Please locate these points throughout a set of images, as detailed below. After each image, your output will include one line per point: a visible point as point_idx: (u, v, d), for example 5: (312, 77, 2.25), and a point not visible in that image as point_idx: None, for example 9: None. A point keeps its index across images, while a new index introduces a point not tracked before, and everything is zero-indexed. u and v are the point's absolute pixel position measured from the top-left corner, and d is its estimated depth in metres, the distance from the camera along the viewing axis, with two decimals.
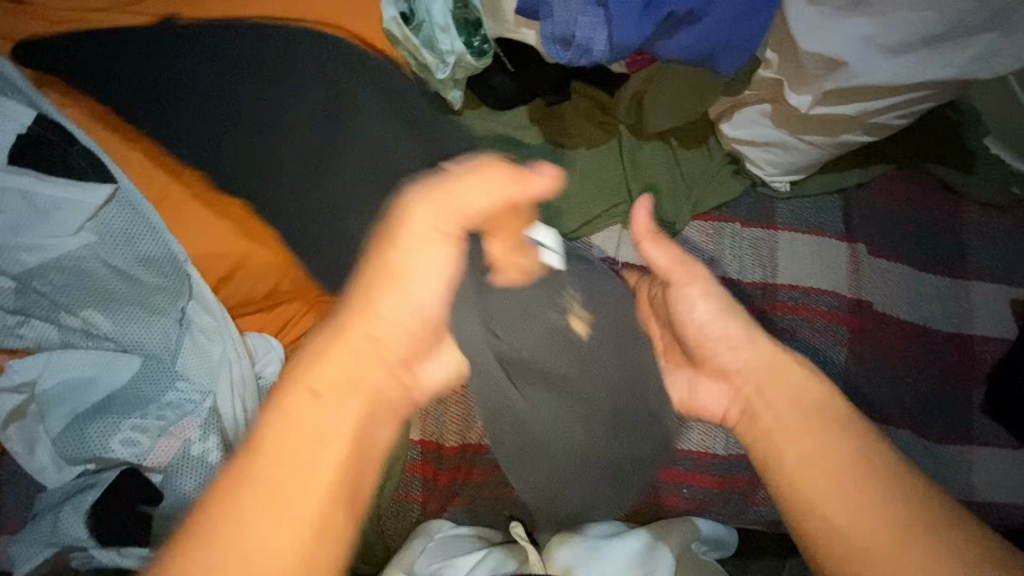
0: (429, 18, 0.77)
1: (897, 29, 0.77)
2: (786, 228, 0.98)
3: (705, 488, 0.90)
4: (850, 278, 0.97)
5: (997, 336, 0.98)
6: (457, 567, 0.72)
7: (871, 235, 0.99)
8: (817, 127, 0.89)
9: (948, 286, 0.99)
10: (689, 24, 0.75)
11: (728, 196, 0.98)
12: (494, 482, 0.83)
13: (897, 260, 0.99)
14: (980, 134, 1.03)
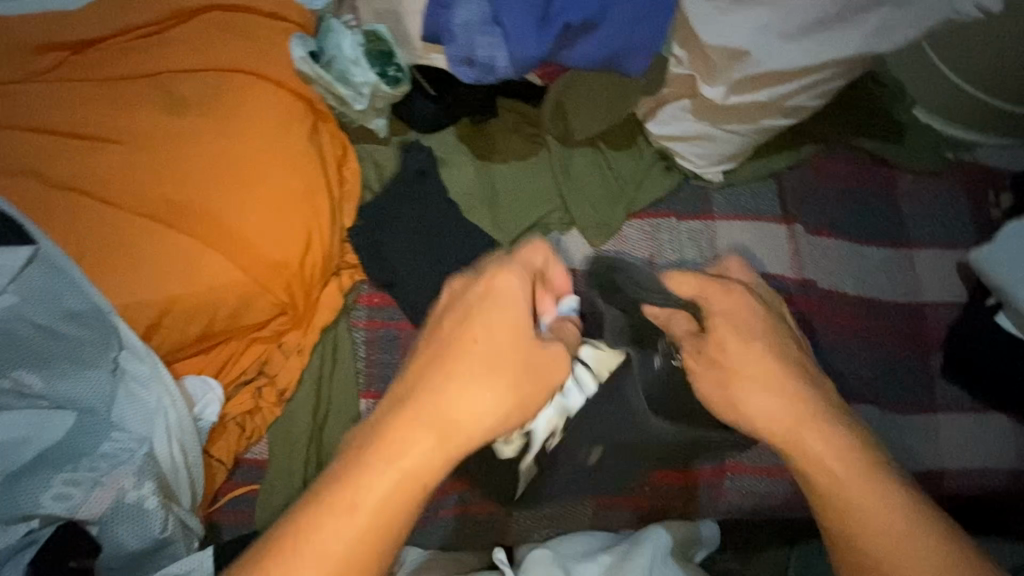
0: (338, 54, 0.79)
1: (792, 14, 0.79)
2: (723, 218, 1.00)
3: (665, 485, 0.91)
4: (792, 260, 0.98)
5: (946, 301, 0.99)
6: None
7: (808, 215, 1.00)
8: (736, 116, 0.91)
9: (892, 258, 1.00)
10: (589, 32, 0.77)
11: (662, 193, 0.99)
12: (450, 501, 0.85)
13: (837, 236, 1.00)
14: (906, 105, 1.05)
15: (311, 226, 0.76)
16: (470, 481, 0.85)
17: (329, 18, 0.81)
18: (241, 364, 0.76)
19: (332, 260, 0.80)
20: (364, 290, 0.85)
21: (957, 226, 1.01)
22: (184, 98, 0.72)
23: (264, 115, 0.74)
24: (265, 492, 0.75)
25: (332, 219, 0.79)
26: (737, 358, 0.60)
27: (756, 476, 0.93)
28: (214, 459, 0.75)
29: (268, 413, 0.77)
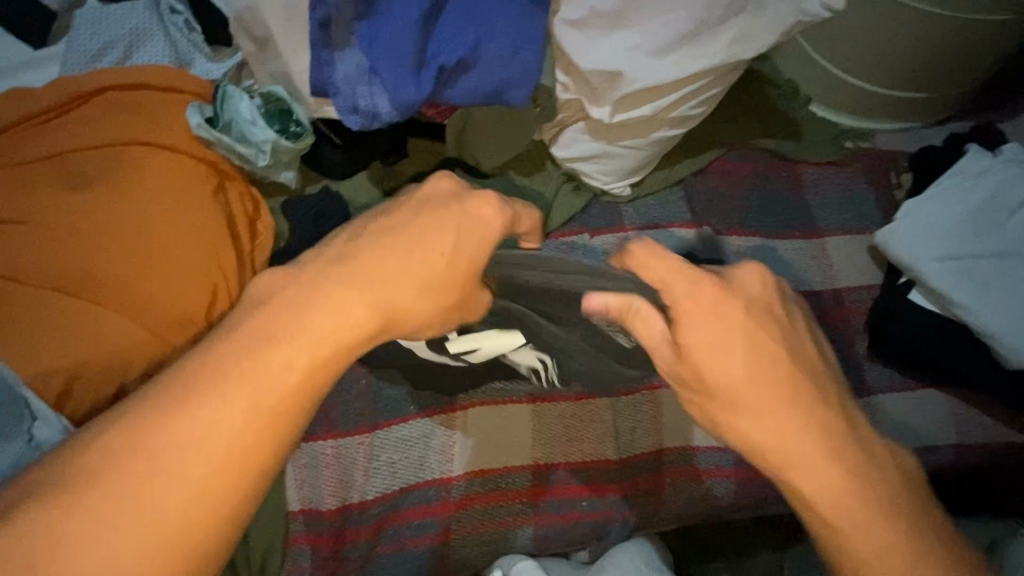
0: (236, 117, 0.84)
1: (656, 33, 0.84)
2: (636, 228, 1.03)
3: (604, 498, 0.92)
4: (706, 260, 1.01)
5: (864, 284, 1.01)
6: None
7: (717, 217, 1.04)
8: (628, 132, 0.95)
9: (804, 249, 1.03)
10: (465, 71, 0.82)
11: (573, 211, 1.03)
12: (386, 537, 0.84)
13: (748, 234, 1.03)
14: (803, 102, 1.09)
15: (217, 282, 0.79)
16: (404, 514, 0.85)
17: (224, 85, 0.85)
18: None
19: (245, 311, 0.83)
20: None
21: (863, 210, 1.05)
22: (88, 173, 0.77)
23: (166, 181, 0.79)
24: None
25: (240, 271, 0.83)
26: (760, 368, 0.51)
27: (695, 478, 0.94)
28: None
29: None
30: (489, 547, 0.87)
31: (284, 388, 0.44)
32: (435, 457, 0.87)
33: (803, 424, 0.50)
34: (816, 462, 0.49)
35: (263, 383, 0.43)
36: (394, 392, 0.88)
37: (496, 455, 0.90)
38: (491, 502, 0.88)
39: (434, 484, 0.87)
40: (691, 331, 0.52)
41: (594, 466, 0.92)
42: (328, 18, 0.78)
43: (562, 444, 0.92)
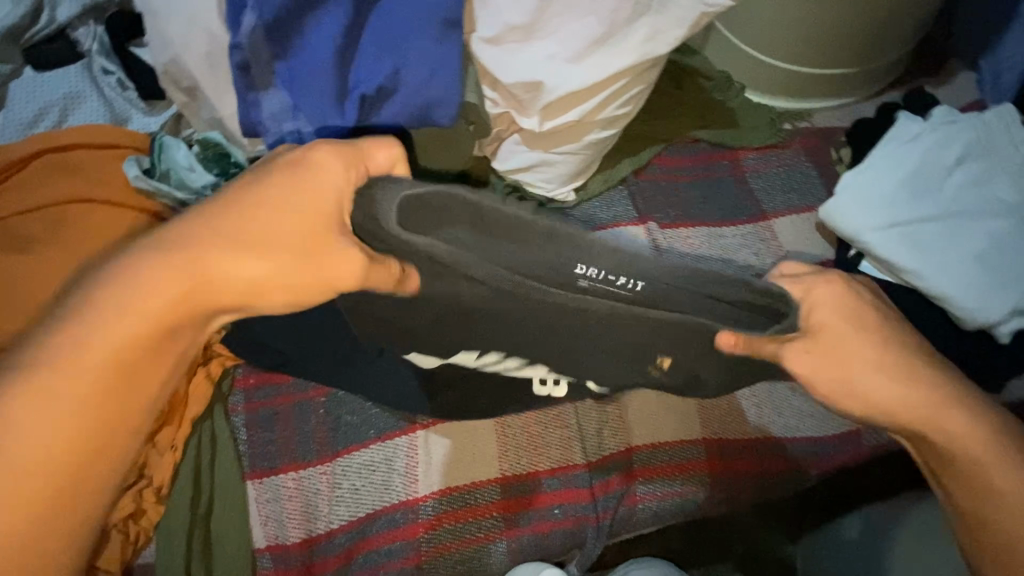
0: (174, 166, 0.87)
1: (570, 40, 0.86)
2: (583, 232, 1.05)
3: (577, 504, 0.90)
4: None
5: (817, 261, 1.01)
6: None
7: (661, 211, 1.05)
8: (560, 138, 0.97)
9: (753, 235, 1.03)
10: (387, 97, 0.85)
11: None
12: (356, 565, 0.83)
13: (693, 225, 1.04)
14: (736, 89, 1.10)
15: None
16: (373, 540, 0.84)
17: (160, 136, 0.88)
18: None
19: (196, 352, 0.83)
20: (239, 372, 0.88)
21: (808, 189, 1.06)
22: (30, 236, 0.80)
23: (107, 235, 0.82)
24: None
25: None
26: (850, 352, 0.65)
27: (668, 475, 0.92)
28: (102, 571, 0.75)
29: (152, 515, 0.78)
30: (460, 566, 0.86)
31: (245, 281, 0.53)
32: (399, 478, 0.87)
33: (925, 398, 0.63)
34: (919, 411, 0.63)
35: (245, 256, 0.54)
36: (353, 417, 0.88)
37: (461, 472, 0.89)
38: (460, 519, 0.87)
39: (401, 506, 0.86)
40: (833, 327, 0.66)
41: (563, 472, 0.91)
42: (247, 62, 0.81)
43: (528, 453, 0.91)
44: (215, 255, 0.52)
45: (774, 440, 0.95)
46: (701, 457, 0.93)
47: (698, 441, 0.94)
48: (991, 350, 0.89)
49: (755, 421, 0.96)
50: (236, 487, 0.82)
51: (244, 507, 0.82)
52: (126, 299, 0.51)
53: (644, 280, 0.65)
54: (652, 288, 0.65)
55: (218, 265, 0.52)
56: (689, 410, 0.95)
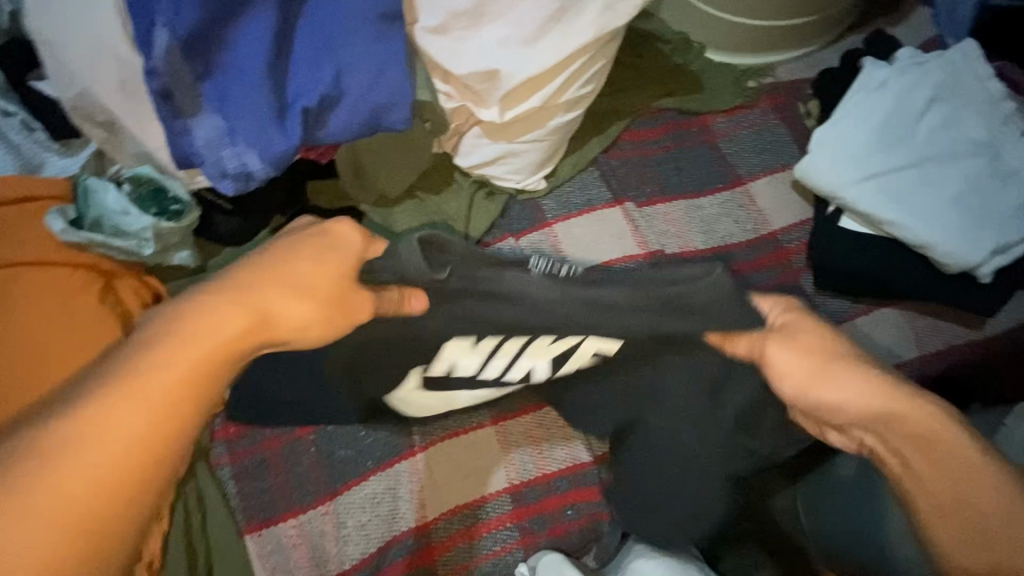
0: (106, 212, 0.80)
1: (522, 21, 0.79)
2: (559, 220, 1.01)
3: (588, 502, 0.88)
4: (634, 235, 0.99)
5: (797, 222, 1.00)
6: None
7: (636, 189, 1.02)
8: (524, 126, 0.91)
9: (732, 204, 1.01)
10: (333, 107, 0.77)
11: (491, 219, 0.99)
12: None
13: (670, 199, 1.01)
14: (696, 52, 1.05)
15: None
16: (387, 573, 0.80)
17: (84, 180, 0.80)
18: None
19: None
20: (217, 424, 0.82)
21: (778, 148, 1.04)
22: None
23: (44, 300, 0.74)
24: None
25: None
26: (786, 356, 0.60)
27: None
28: None
29: None
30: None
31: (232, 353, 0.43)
32: (406, 506, 0.83)
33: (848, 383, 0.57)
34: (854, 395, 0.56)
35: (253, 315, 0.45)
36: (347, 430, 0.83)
37: (468, 489, 0.86)
38: (475, 535, 0.85)
39: (412, 533, 0.83)
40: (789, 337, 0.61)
41: (571, 472, 0.89)
42: (168, 87, 0.72)
43: (534, 456, 0.89)
44: (230, 318, 0.43)
45: None
46: None
47: None
48: (972, 289, 0.91)
49: None
50: (235, 545, 0.77)
51: (247, 566, 0.77)
52: (165, 342, 0.41)
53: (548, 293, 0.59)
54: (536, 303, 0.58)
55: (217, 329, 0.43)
56: None
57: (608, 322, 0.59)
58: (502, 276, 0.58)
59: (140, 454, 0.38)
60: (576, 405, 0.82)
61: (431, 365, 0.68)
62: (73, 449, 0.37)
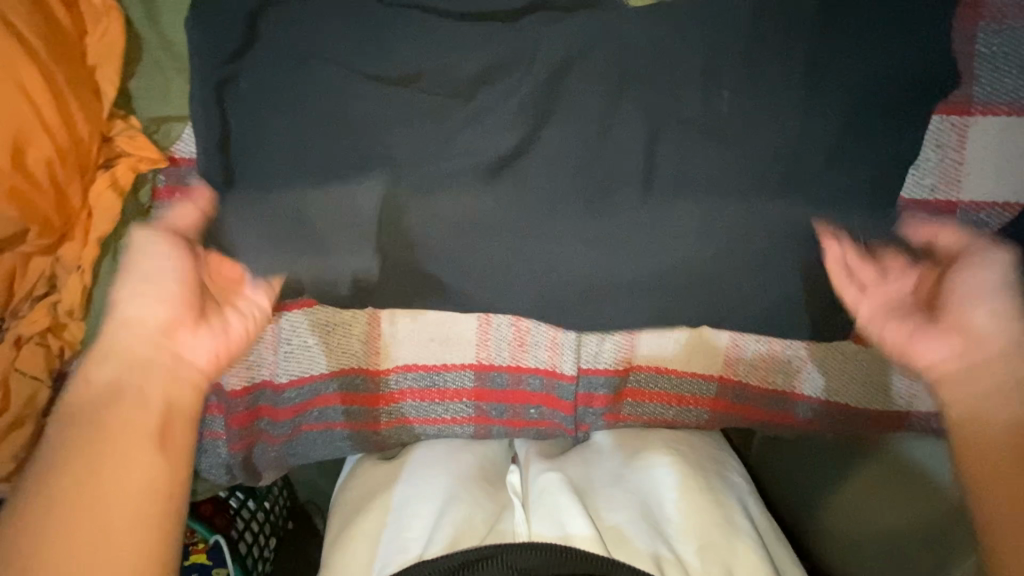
0: None
1: None
2: (679, 62, 0.66)
3: (554, 411, 0.80)
4: (768, 132, 0.66)
5: (998, 201, 0.68)
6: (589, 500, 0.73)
7: (812, 58, 0.64)
8: None
9: (926, 144, 0.67)
10: None
11: (584, 20, 0.65)
12: (311, 418, 0.78)
13: (852, 96, 0.65)
14: None
15: (45, 102, 0.56)
16: (329, 399, 0.78)
17: None
18: (29, 279, 0.63)
19: (87, 135, 0.60)
20: (161, 181, 0.67)
21: None
22: None
23: None
24: (89, 408, 0.68)
25: (71, 91, 0.58)
26: (982, 326, 0.60)
27: (663, 401, 0.81)
28: (28, 375, 0.67)
29: (76, 330, 0.68)
30: (422, 468, 0.76)
31: (998, 363, 0.58)
32: (359, 348, 0.76)
33: (996, 371, 0.58)
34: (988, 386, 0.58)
35: (997, 371, 0.58)
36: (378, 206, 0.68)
37: (434, 353, 0.77)
38: (426, 399, 0.79)
39: (362, 374, 0.77)
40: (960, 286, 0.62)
41: (548, 377, 0.78)
42: None
43: (512, 346, 0.77)
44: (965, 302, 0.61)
45: (801, 397, 0.80)
46: (708, 393, 0.81)
47: (713, 377, 0.80)
48: None
49: (790, 375, 0.79)
50: None
51: None
52: (992, 386, 0.57)
53: (639, 147, 0.68)
54: (616, 122, 0.67)
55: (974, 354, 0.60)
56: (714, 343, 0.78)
57: (597, 190, 0.68)
58: (503, 50, 0.66)
59: (992, 401, 0.57)
60: (769, 252, 0.70)
61: (471, 131, 0.67)
62: (992, 430, 0.56)
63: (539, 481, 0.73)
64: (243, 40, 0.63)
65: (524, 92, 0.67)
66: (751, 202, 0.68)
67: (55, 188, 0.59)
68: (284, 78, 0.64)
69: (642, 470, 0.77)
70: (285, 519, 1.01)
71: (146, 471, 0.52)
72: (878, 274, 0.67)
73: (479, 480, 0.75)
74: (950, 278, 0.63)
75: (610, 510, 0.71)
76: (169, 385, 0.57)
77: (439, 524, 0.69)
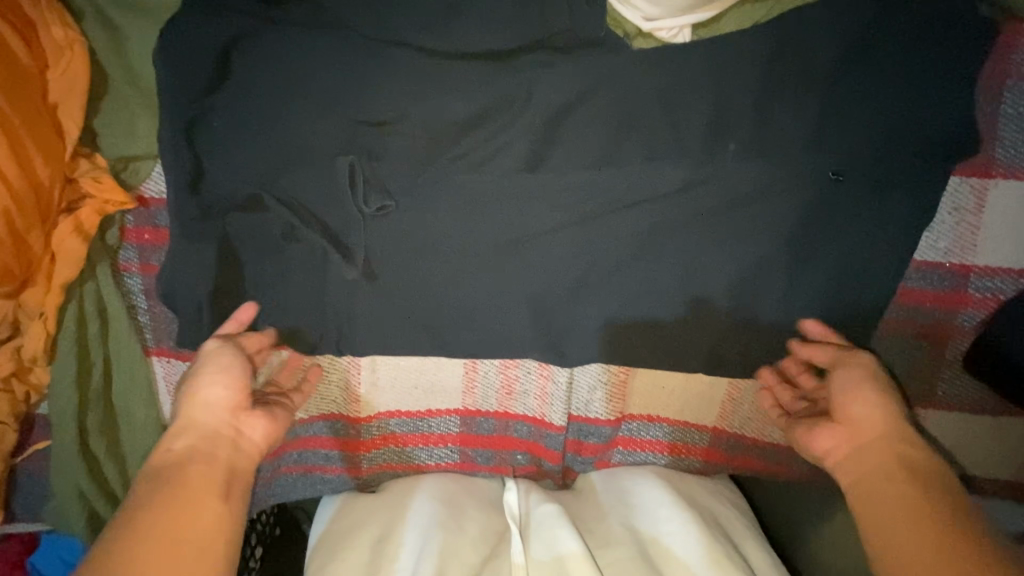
0: None
1: None
2: (682, 109, 0.61)
3: (542, 458, 0.78)
4: (773, 187, 0.63)
5: (1014, 267, 0.64)
6: (585, 531, 0.69)
7: (825, 110, 0.60)
8: None
9: (942, 205, 0.63)
10: None
11: (581, 62, 0.61)
12: (291, 461, 0.76)
13: (864, 152, 0.61)
14: None
15: (2, 148, 0.52)
16: (309, 443, 0.75)
17: None
18: None
19: (48, 179, 0.56)
20: (130, 222, 0.64)
21: None
22: None
23: None
24: (55, 454, 0.65)
25: (31, 134, 0.54)
26: (856, 413, 0.60)
27: (654, 450, 0.79)
28: None
29: (41, 375, 0.64)
30: (406, 493, 0.71)
31: (887, 433, 0.58)
32: (340, 392, 0.73)
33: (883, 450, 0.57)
34: (886, 467, 0.56)
35: (887, 443, 0.57)
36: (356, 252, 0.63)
37: (417, 399, 0.74)
38: (410, 444, 0.76)
39: (344, 418, 0.74)
40: (852, 390, 0.61)
41: (535, 425, 0.76)
42: None
43: (499, 394, 0.74)
44: (854, 395, 0.61)
45: (798, 451, 0.78)
46: (701, 443, 0.78)
47: (707, 428, 0.77)
48: None
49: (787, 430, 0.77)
50: (135, 365, 0.66)
51: (150, 385, 0.67)
52: (876, 459, 0.57)
53: (637, 198, 0.64)
54: (612, 171, 0.63)
55: (867, 432, 0.59)
56: (710, 396, 0.75)
57: (589, 242, 0.65)
58: (494, 91, 0.61)
59: (890, 470, 0.55)
60: (770, 311, 0.66)
61: (458, 177, 0.63)
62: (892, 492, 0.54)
63: (535, 511, 0.68)
64: (216, 77, 0.59)
65: (517, 138, 0.62)
66: (754, 259, 0.64)
67: (13, 237, 0.55)
68: (261, 117, 0.60)
69: (641, 500, 0.71)
70: (272, 525, 0.86)
71: (214, 519, 0.53)
72: (830, 353, 0.64)
73: (466, 508, 0.70)
74: (842, 368, 0.63)
75: (610, 543, 0.66)
76: (231, 454, 0.58)
77: (422, 553, 0.64)
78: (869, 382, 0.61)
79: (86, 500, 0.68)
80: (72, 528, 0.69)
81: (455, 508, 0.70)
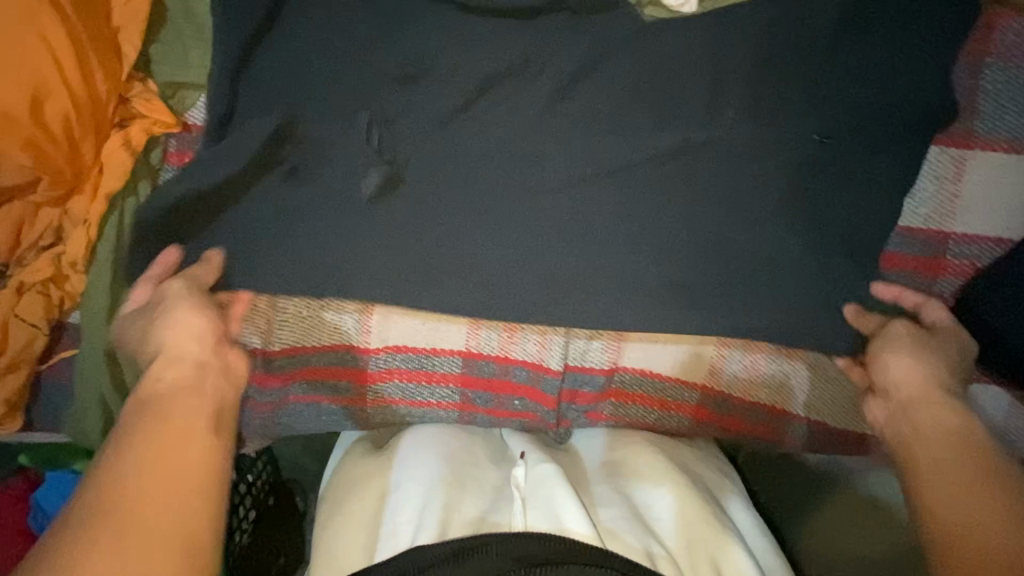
0: None
1: None
2: (686, 72, 0.67)
3: (538, 403, 0.81)
4: (769, 148, 0.67)
5: (991, 235, 0.68)
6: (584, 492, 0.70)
7: (816, 80, 0.66)
8: None
9: (923, 173, 0.68)
10: None
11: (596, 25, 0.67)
12: (299, 390, 0.80)
13: (852, 119, 0.66)
14: None
15: (68, 57, 0.58)
16: (318, 372, 0.79)
17: None
18: (36, 229, 0.65)
19: (105, 93, 0.62)
20: (172, 145, 0.69)
21: None
22: None
23: None
24: (83, 359, 0.70)
25: (93, 49, 0.60)
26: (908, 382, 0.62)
27: (647, 405, 0.82)
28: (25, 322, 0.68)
29: (77, 282, 0.69)
30: (410, 450, 0.74)
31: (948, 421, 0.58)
32: (352, 325, 0.77)
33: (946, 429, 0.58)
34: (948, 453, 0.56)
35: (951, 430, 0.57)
36: (376, 185, 0.67)
37: (424, 336, 0.78)
38: (413, 380, 0.80)
39: (353, 350, 0.79)
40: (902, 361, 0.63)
41: (534, 370, 0.80)
42: None
43: (501, 335, 0.79)
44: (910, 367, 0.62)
45: (784, 413, 0.81)
46: (691, 401, 0.81)
47: (697, 385, 0.81)
48: None
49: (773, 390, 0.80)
50: None
51: None
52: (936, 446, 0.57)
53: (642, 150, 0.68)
54: (620, 126, 0.68)
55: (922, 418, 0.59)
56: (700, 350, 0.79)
57: (597, 189, 0.68)
58: (516, 46, 0.67)
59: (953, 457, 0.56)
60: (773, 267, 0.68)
61: (478, 122, 0.68)
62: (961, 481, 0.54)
63: (533, 471, 0.69)
64: (265, 17, 0.66)
65: (532, 90, 0.68)
66: (755, 217, 0.67)
67: (67, 140, 0.61)
68: (303, 56, 0.67)
69: (636, 469, 0.72)
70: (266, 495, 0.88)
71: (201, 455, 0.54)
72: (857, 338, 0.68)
73: (464, 464, 0.72)
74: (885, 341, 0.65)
75: (604, 504, 0.67)
76: (217, 390, 0.59)
77: (425, 508, 0.65)
78: (922, 347, 0.63)
79: (106, 406, 0.72)
80: (89, 433, 0.73)
81: (455, 466, 0.71)
